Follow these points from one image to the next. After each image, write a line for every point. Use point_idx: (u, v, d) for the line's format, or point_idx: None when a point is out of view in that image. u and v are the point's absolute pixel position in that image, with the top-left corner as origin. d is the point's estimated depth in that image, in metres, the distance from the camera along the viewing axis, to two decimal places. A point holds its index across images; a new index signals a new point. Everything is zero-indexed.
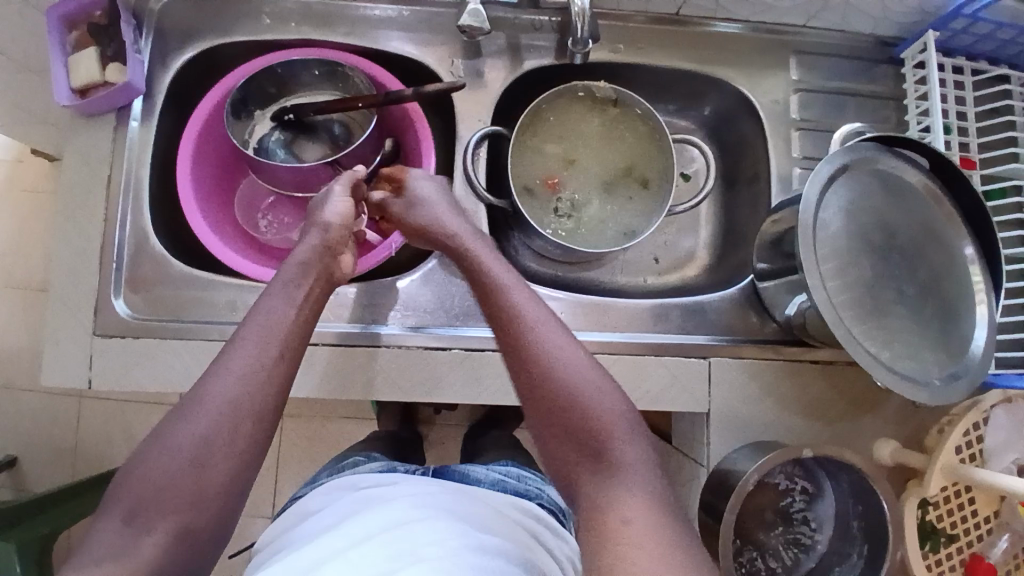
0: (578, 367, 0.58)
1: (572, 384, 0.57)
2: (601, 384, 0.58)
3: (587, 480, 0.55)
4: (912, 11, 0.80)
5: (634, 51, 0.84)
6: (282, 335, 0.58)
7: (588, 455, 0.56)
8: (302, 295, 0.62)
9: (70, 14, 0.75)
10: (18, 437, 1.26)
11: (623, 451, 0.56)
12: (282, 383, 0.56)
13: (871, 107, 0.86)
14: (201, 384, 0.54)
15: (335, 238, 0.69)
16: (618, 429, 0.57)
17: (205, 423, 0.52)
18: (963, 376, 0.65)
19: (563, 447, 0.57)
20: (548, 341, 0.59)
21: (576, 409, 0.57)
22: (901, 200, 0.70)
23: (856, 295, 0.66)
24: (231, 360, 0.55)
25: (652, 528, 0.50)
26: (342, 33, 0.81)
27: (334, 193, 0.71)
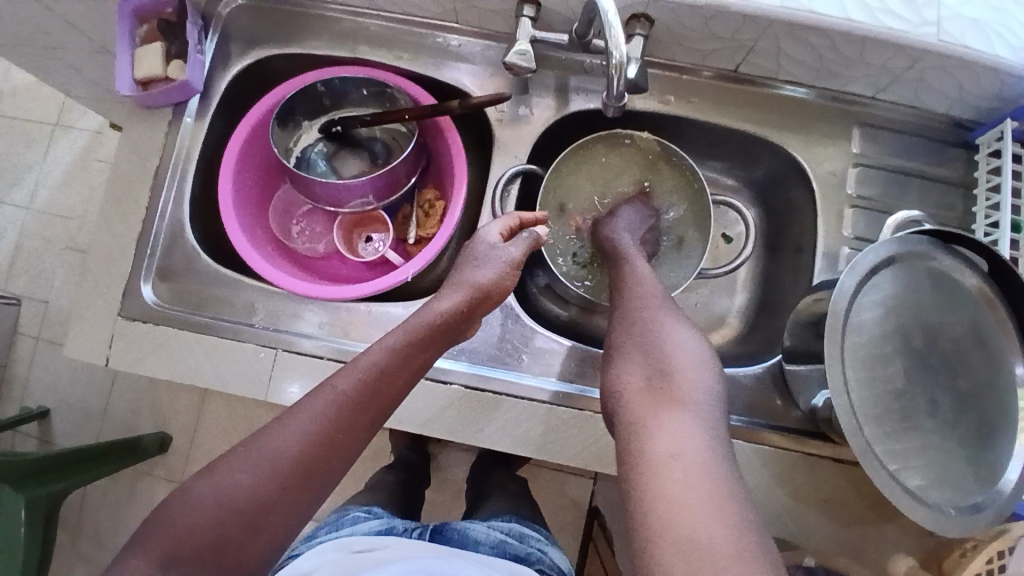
0: (675, 333, 0.63)
1: (662, 337, 0.62)
2: (691, 349, 0.61)
3: (643, 399, 0.57)
4: (993, 96, 0.75)
5: (686, 105, 0.82)
6: (371, 396, 0.60)
7: (651, 379, 0.59)
8: (403, 351, 0.64)
9: (141, 9, 0.80)
10: (54, 391, 1.32)
11: (689, 387, 0.57)
12: (355, 440, 0.59)
13: (938, 192, 0.80)
14: (266, 431, 0.57)
15: (479, 307, 0.70)
16: (694, 382, 0.58)
17: (262, 473, 0.54)
18: (986, 508, 0.58)
19: (635, 369, 0.60)
20: (656, 313, 0.65)
21: (658, 353, 0.61)
22: (951, 301, 0.64)
23: (881, 401, 0.60)
24: (306, 411, 0.58)
25: (700, 460, 0.51)
26: (394, 56, 0.82)
27: (505, 249, 0.73)
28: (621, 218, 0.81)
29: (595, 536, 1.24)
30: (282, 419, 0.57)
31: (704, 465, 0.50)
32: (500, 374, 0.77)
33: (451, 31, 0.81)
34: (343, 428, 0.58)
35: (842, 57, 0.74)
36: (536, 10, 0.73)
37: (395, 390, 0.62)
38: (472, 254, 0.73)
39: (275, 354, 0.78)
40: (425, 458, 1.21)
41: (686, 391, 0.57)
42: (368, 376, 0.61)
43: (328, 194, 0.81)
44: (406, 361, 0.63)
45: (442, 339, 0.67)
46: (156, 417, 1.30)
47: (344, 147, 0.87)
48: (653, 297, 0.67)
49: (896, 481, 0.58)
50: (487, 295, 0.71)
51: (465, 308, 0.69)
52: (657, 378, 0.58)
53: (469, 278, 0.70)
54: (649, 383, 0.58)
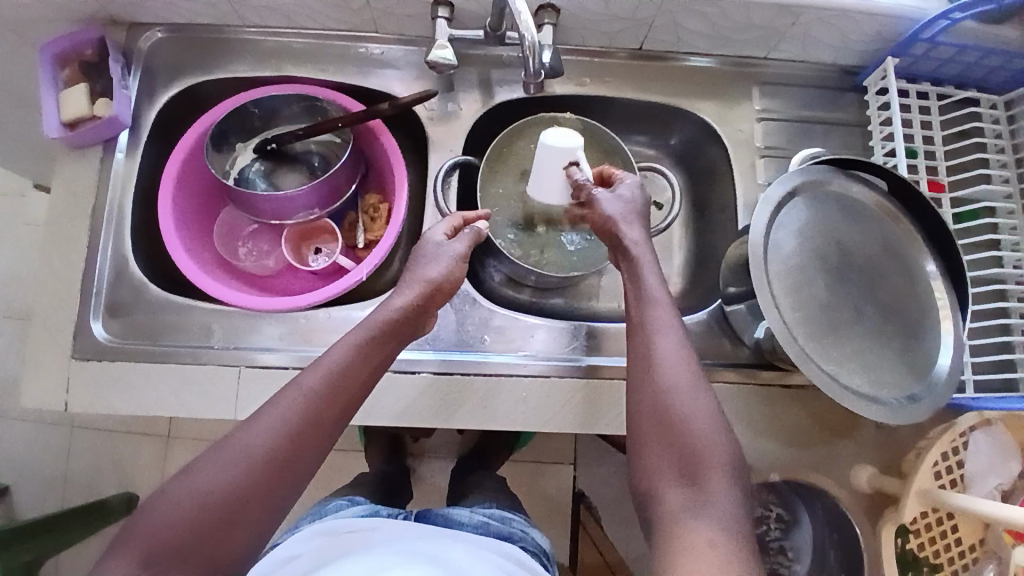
0: (683, 378, 0.58)
1: (675, 389, 0.58)
2: (702, 400, 0.58)
3: (679, 501, 0.54)
4: (871, 39, 0.83)
5: (603, 84, 0.87)
6: (335, 398, 0.59)
7: (678, 469, 0.55)
8: (361, 359, 0.62)
9: (62, 52, 0.81)
10: (10, 467, 1.28)
11: (712, 462, 0.55)
12: (322, 437, 0.58)
13: (838, 134, 0.88)
14: (236, 430, 0.56)
15: (431, 303, 0.68)
16: (721, 468, 0.55)
17: (232, 470, 0.54)
18: (921, 398, 0.64)
19: (664, 462, 0.56)
20: (663, 352, 0.59)
21: (674, 414, 0.57)
22: (861, 220, 0.70)
23: (812, 315, 0.66)
24: (272, 412, 0.57)
25: (728, 553, 0.50)
26: (321, 70, 0.85)
27: (445, 252, 0.70)
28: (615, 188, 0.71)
29: (584, 520, 1.26)
30: (250, 422, 0.56)
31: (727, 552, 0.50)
32: (466, 356, 0.79)
33: (372, 42, 0.85)
34: (309, 432, 0.57)
35: (732, 21, 0.81)
36: (450, 10, 0.78)
37: (358, 392, 0.61)
38: (419, 256, 0.71)
39: (239, 371, 0.78)
40: (405, 470, 1.22)
41: (714, 478, 0.54)
42: (333, 376, 0.60)
43: (271, 208, 0.82)
44: (365, 361, 0.62)
45: (402, 336, 0.66)
46: (122, 475, 1.27)
47: (281, 164, 0.89)
48: (681, 356, 0.60)
49: (837, 383, 0.63)
50: (438, 288, 0.68)
51: (417, 307, 0.66)
52: (684, 467, 0.55)
53: (420, 276, 0.68)
54: (673, 462, 0.55)
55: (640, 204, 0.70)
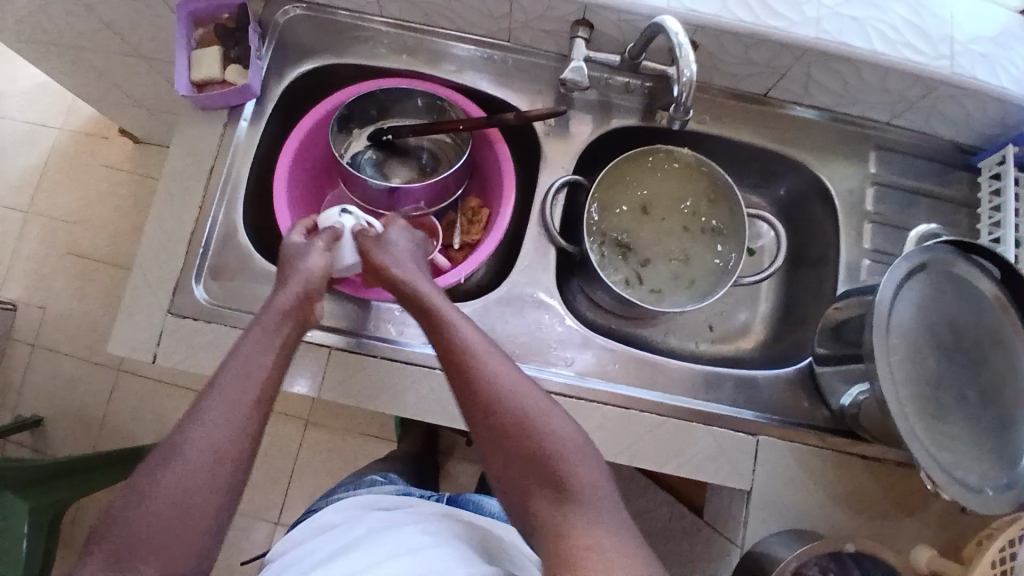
0: (519, 391, 0.58)
1: (517, 407, 0.57)
2: (548, 409, 0.58)
3: (554, 517, 0.53)
4: (994, 122, 0.83)
5: (720, 125, 0.88)
6: (255, 383, 0.58)
7: (545, 489, 0.55)
8: (280, 342, 0.62)
9: (199, 13, 0.82)
10: (52, 400, 1.30)
11: (577, 473, 0.55)
12: (254, 419, 0.56)
13: (944, 209, 0.87)
14: (175, 432, 0.53)
15: (313, 299, 0.68)
16: (575, 447, 0.56)
17: (175, 466, 0.51)
18: (1013, 488, 0.64)
19: (527, 473, 0.55)
20: (497, 375, 0.59)
21: (528, 433, 0.56)
22: (971, 302, 0.70)
23: (920, 394, 0.65)
24: (203, 408, 0.54)
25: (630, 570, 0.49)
26: (449, 70, 0.86)
27: (316, 248, 0.71)
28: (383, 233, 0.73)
29: None
30: (187, 429, 0.53)
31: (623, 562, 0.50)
32: (549, 374, 0.79)
33: (483, 46, 0.86)
34: (245, 420, 0.55)
35: (864, 85, 0.82)
36: (589, 32, 0.79)
37: (272, 376, 0.59)
38: (285, 263, 0.70)
39: (329, 353, 0.78)
40: (435, 467, 1.22)
41: (577, 472, 0.55)
42: (240, 365, 0.58)
43: (382, 197, 0.83)
44: (273, 345, 0.62)
45: (298, 328, 0.66)
46: (159, 426, 1.29)
47: (392, 156, 0.90)
48: (493, 359, 0.60)
49: (938, 466, 0.63)
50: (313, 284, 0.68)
51: (301, 305, 0.66)
52: (547, 483, 0.55)
53: (302, 275, 0.68)
54: (542, 482, 0.55)
55: (415, 259, 0.73)
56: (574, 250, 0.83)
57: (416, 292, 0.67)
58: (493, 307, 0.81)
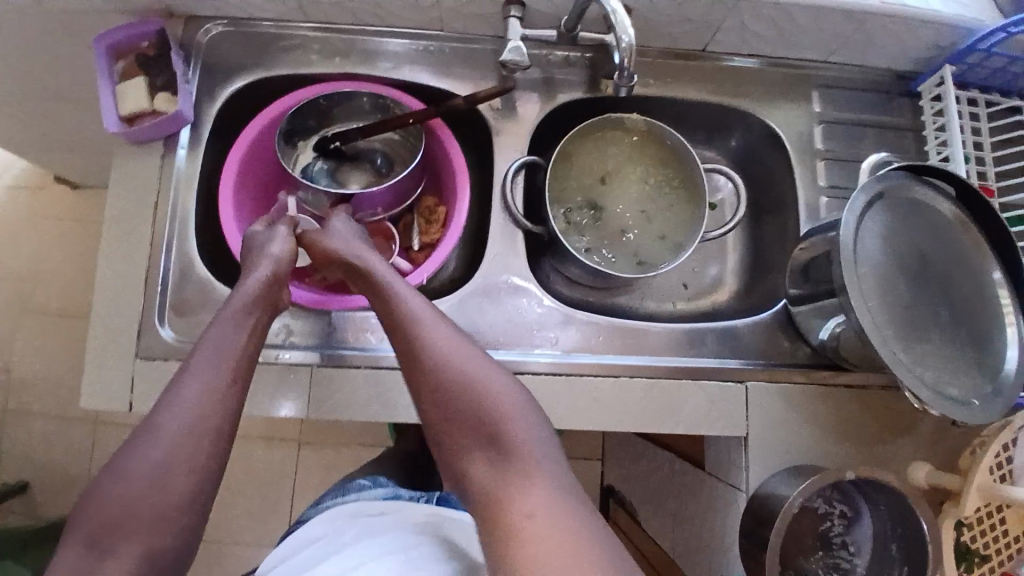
0: (463, 355, 0.63)
1: (462, 370, 0.61)
2: (491, 371, 0.63)
3: (492, 472, 0.58)
4: (928, 46, 0.85)
5: (665, 85, 0.88)
6: (230, 364, 0.59)
7: (493, 455, 0.58)
8: (251, 326, 0.63)
9: (118, 44, 0.79)
10: (32, 464, 1.25)
11: (517, 433, 0.59)
12: (229, 395, 0.58)
13: (890, 138, 0.89)
14: (153, 412, 0.56)
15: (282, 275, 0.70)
16: (515, 406, 0.61)
17: (156, 444, 0.53)
18: (1000, 396, 0.66)
19: (470, 430, 0.60)
20: (439, 341, 0.63)
21: (471, 393, 0.60)
22: (932, 224, 0.72)
23: (896, 319, 0.67)
24: (179, 387, 0.56)
25: (559, 516, 0.53)
26: (386, 68, 0.84)
27: (279, 234, 0.74)
28: (331, 230, 0.75)
29: (615, 515, 1.30)
30: (161, 409, 0.55)
31: (556, 515, 0.53)
32: (533, 356, 0.79)
33: (414, 38, 0.85)
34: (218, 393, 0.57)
35: (798, 26, 0.82)
36: (521, 10, 0.78)
37: (247, 357, 0.61)
38: (251, 249, 0.72)
39: (311, 371, 0.76)
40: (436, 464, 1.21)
41: (518, 431, 0.59)
42: (217, 346, 0.60)
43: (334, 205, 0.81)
44: (245, 325, 0.63)
45: (266, 312, 0.67)
46: None
47: (344, 163, 0.88)
48: (438, 326, 0.64)
49: (923, 385, 0.64)
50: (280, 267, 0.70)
51: (272, 282, 0.68)
52: (494, 452, 0.58)
53: (268, 259, 0.70)
54: (484, 441, 0.59)
55: (359, 239, 0.76)
56: (539, 231, 0.83)
57: (362, 269, 0.70)
58: (467, 299, 0.80)
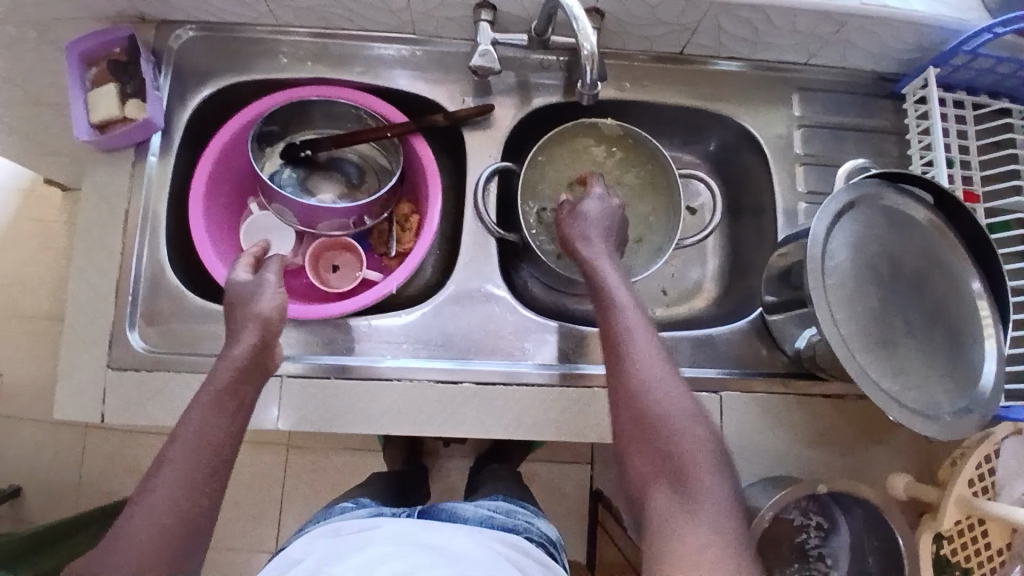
0: (653, 370, 0.60)
1: (648, 390, 0.59)
2: (673, 392, 0.59)
3: (668, 502, 0.55)
4: (911, 48, 0.82)
5: (641, 89, 0.87)
6: (204, 456, 0.56)
7: (671, 483, 0.55)
8: (231, 409, 0.60)
9: (90, 52, 0.79)
10: (24, 468, 1.26)
11: (694, 462, 0.56)
12: (206, 490, 0.56)
13: (873, 142, 0.88)
14: (129, 512, 0.53)
15: (272, 337, 0.64)
16: (694, 434, 0.57)
17: (133, 546, 0.52)
18: (973, 409, 0.65)
19: (643, 451, 0.57)
20: (638, 357, 0.60)
21: (650, 416, 0.58)
22: (909, 233, 0.70)
23: (866, 329, 0.65)
24: (155, 488, 0.54)
25: (720, 560, 0.51)
26: (358, 73, 0.84)
27: (268, 283, 0.67)
28: (594, 201, 0.76)
29: (601, 517, 1.29)
30: (137, 508, 0.53)
31: (718, 560, 0.51)
32: (501, 366, 0.79)
33: (387, 43, 0.84)
34: (192, 493, 0.55)
35: (776, 28, 0.81)
36: (492, 14, 0.77)
37: (222, 446, 0.58)
38: (236, 304, 0.65)
39: (280, 382, 0.76)
40: (421, 469, 1.22)
41: (696, 463, 0.56)
42: (193, 435, 0.57)
43: (303, 213, 0.81)
44: (226, 410, 0.59)
45: (250, 386, 0.62)
46: (138, 474, 1.26)
47: (314, 171, 0.87)
48: (641, 344, 0.61)
49: (890, 397, 0.63)
50: (270, 323, 0.64)
51: (257, 350, 0.63)
52: (670, 473, 0.56)
53: (254, 316, 0.64)
54: (661, 471, 0.56)
55: (605, 220, 0.75)
56: (514, 238, 0.82)
57: (591, 272, 0.69)
58: (437, 308, 0.80)
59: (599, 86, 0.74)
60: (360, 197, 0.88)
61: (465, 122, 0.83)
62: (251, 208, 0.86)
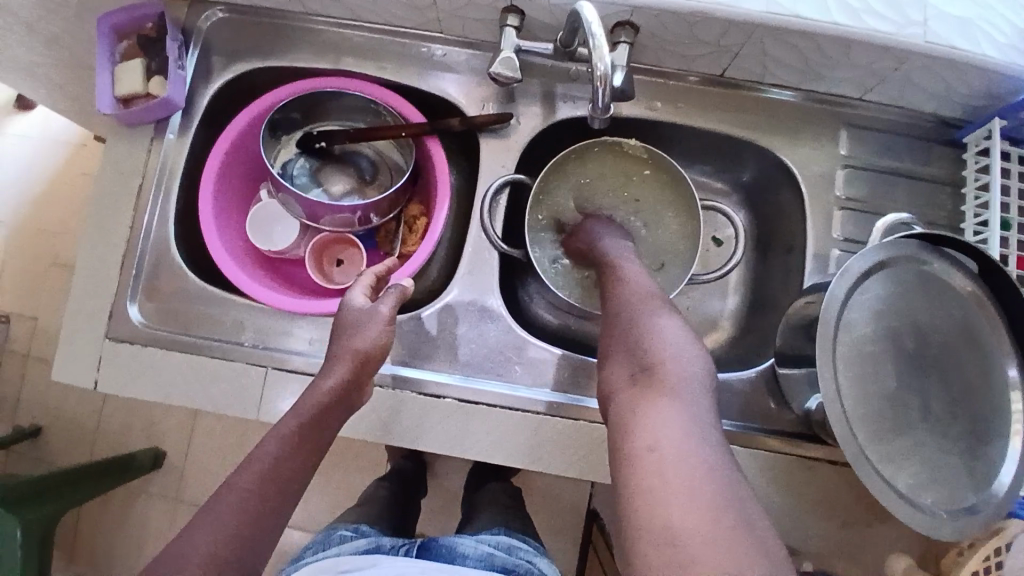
0: (638, 298, 0.66)
1: (632, 314, 0.64)
2: (658, 314, 0.63)
3: (636, 396, 0.57)
4: (980, 94, 0.74)
5: (673, 111, 0.81)
6: (298, 459, 0.59)
7: (643, 380, 0.58)
8: (328, 422, 0.62)
9: (123, 26, 0.79)
10: (48, 409, 1.32)
11: (670, 364, 0.58)
12: (291, 490, 0.57)
13: (926, 191, 0.80)
14: (218, 495, 0.54)
15: (367, 370, 0.63)
16: (676, 348, 0.60)
17: (222, 526, 0.52)
18: (979, 511, 0.58)
19: (623, 362, 0.61)
20: (629, 293, 0.67)
21: (633, 332, 0.62)
22: (942, 304, 0.63)
23: (871, 407, 0.60)
24: (247, 474, 0.56)
25: (684, 446, 0.51)
26: (379, 67, 0.82)
27: (377, 313, 0.65)
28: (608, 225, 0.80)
29: (594, 539, 1.25)
30: (225, 493, 0.55)
31: (682, 450, 0.51)
32: (495, 386, 0.76)
33: (411, 40, 0.82)
34: (254, 520, 0.54)
35: (826, 59, 0.74)
36: (520, 19, 0.73)
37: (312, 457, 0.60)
38: (345, 328, 0.65)
39: (264, 372, 0.77)
40: (419, 468, 1.19)
41: (669, 363, 0.58)
42: (293, 436, 0.59)
43: (307, 207, 0.80)
44: (303, 447, 0.59)
45: (341, 408, 0.63)
46: (149, 432, 1.30)
47: (328, 163, 0.87)
48: (636, 288, 0.67)
49: (888, 486, 0.58)
50: (369, 357, 0.63)
51: (353, 378, 0.63)
52: (642, 373, 0.58)
53: (358, 340, 0.63)
54: (637, 380, 0.58)
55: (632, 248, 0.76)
56: (519, 254, 0.79)
57: (600, 250, 0.75)
58: (430, 317, 0.77)
59: (612, 110, 0.70)
60: (371, 194, 0.87)
61: (481, 129, 0.80)
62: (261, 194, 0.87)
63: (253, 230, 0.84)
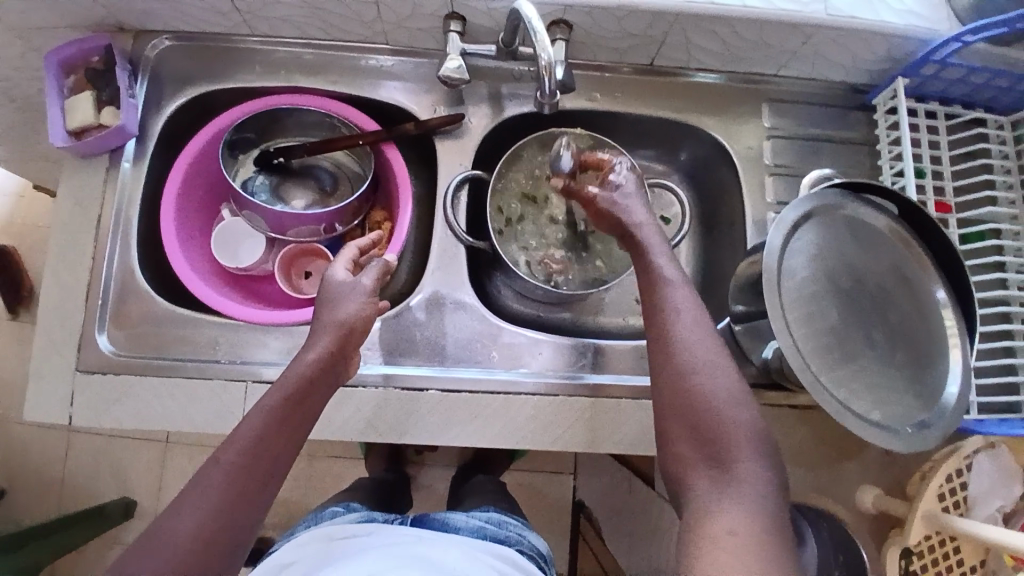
0: (696, 341, 0.59)
1: (691, 365, 0.58)
2: (717, 367, 0.58)
3: (711, 491, 0.54)
4: (881, 59, 0.83)
5: (613, 100, 0.87)
6: (279, 440, 0.57)
7: (716, 471, 0.55)
8: (308, 411, 0.60)
9: (69, 59, 0.80)
10: (8, 470, 1.26)
11: (741, 452, 0.55)
12: (274, 467, 0.56)
13: (846, 152, 0.88)
14: (200, 474, 0.54)
15: (351, 340, 0.63)
16: (738, 416, 0.56)
17: (204, 504, 0.52)
18: (932, 422, 0.64)
19: (685, 433, 0.57)
20: (684, 330, 0.60)
21: (697, 399, 0.57)
22: (872, 245, 0.70)
23: (823, 342, 0.66)
24: (225, 455, 0.54)
25: (756, 535, 0.50)
26: (331, 82, 0.85)
27: (360, 288, 0.65)
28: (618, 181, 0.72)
29: (584, 529, 1.28)
30: (206, 467, 0.54)
31: (758, 543, 0.50)
32: (469, 372, 0.78)
33: (359, 53, 0.85)
34: (239, 499, 0.53)
35: (744, 41, 0.81)
36: (461, 25, 0.78)
37: (292, 438, 0.58)
38: (327, 301, 0.64)
39: (245, 386, 0.77)
40: (404, 477, 1.19)
41: (738, 442, 0.55)
42: (269, 418, 0.57)
43: (273, 220, 0.82)
44: (287, 423, 0.58)
45: (319, 394, 0.60)
46: (120, 480, 1.25)
47: (287, 178, 0.89)
48: (687, 319, 0.60)
49: (848, 410, 0.63)
50: (352, 329, 0.63)
51: (335, 354, 0.61)
52: (711, 459, 0.55)
53: (336, 322, 0.62)
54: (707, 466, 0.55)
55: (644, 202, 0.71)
56: (484, 246, 0.82)
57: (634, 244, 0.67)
58: (403, 313, 0.79)
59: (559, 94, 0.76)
60: (333, 204, 0.89)
61: (435, 131, 0.84)
62: (223, 214, 0.88)
63: (218, 249, 0.85)
